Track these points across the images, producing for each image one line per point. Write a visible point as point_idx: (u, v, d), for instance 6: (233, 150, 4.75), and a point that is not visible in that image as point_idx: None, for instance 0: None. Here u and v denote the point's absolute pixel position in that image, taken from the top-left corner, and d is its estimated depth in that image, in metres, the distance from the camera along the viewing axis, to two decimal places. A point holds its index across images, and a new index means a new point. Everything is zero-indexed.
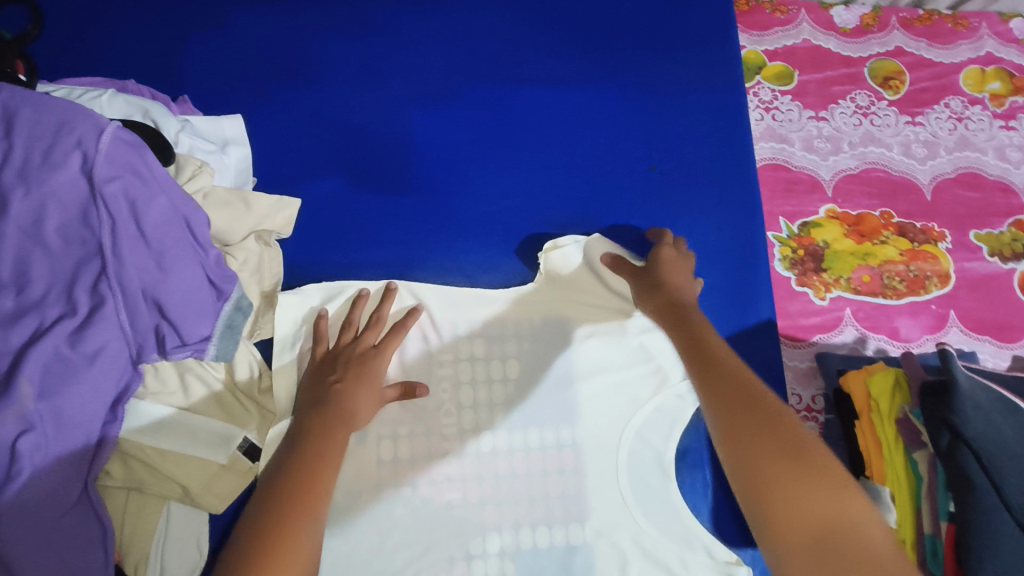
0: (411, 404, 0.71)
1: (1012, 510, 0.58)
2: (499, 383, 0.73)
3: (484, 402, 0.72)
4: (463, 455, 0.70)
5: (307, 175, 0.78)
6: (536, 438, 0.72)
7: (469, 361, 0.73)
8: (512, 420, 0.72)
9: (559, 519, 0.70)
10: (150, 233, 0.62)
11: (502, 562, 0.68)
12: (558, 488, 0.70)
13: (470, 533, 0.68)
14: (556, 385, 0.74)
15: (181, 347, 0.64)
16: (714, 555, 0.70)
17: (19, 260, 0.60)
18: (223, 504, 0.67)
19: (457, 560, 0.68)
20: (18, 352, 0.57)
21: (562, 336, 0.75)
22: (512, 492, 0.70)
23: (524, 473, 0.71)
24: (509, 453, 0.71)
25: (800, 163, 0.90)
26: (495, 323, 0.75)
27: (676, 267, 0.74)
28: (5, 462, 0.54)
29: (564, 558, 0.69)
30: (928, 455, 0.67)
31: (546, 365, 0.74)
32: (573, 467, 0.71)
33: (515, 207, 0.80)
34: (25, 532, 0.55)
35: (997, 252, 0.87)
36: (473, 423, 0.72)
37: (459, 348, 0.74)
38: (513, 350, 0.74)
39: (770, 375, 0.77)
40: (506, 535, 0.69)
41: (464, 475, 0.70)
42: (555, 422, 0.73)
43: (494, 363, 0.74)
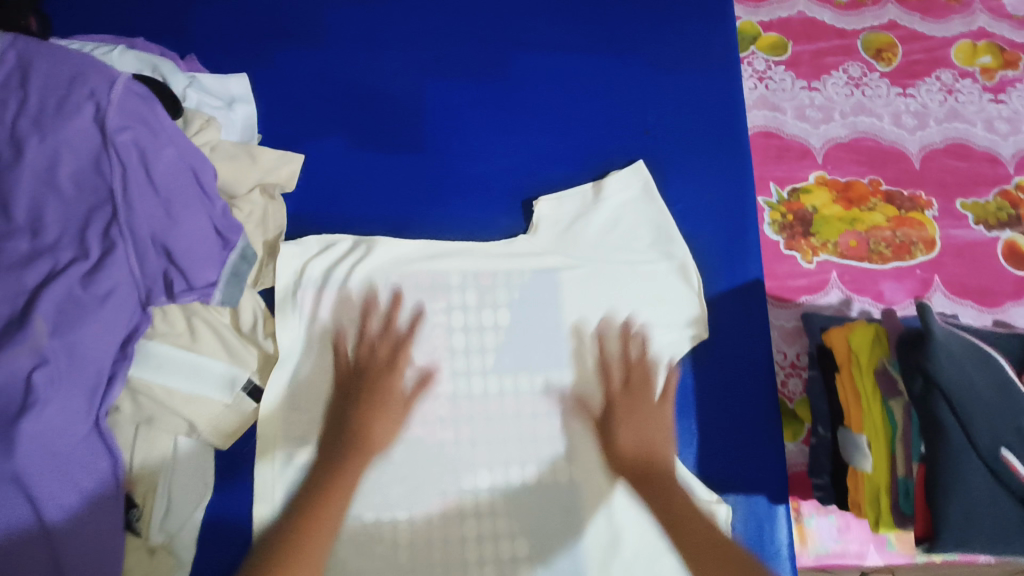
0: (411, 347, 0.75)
1: (980, 453, 0.56)
2: (490, 331, 0.76)
3: (476, 348, 0.75)
4: (456, 397, 0.74)
5: (310, 134, 0.81)
6: (526, 381, 0.75)
7: (461, 309, 0.76)
8: (503, 364, 0.75)
9: (547, 458, 0.73)
10: (159, 181, 0.65)
11: (493, 497, 0.72)
12: (546, 430, 0.74)
13: (461, 470, 0.72)
14: (544, 333, 0.76)
15: (187, 291, 0.66)
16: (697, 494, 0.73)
17: (33, 203, 0.63)
18: (229, 440, 0.70)
19: (448, 493, 0.71)
20: (32, 291, 0.61)
21: (550, 284, 0.77)
22: (503, 432, 0.73)
23: (515, 414, 0.74)
24: (499, 394, 0.74)
25: (792, 131, 0.91)
26: (486, 275, 0.77)
27: (642, 421, 0.74)
28: (22, 392, 0.58)
29: (551, 494, 0.72)
30: (904, 404, 0.63)
31: (538, 315, 0.77)
32: (561, 409, 0.74)
33: (512, 168, 0.82)
34: (44, 457, 0.58)
35: (983, 221, 0.90)
36: (465, 366, 0.75)
37: (451, 297, 0.76)
38: (504, 300, 0.77)
39: (757, 333, 0.79)
40: (495, 472, 0.72)
41: (456, 416, 0.73)
42: (544, 367, 0.75)
43: (485, 312, 0.76)
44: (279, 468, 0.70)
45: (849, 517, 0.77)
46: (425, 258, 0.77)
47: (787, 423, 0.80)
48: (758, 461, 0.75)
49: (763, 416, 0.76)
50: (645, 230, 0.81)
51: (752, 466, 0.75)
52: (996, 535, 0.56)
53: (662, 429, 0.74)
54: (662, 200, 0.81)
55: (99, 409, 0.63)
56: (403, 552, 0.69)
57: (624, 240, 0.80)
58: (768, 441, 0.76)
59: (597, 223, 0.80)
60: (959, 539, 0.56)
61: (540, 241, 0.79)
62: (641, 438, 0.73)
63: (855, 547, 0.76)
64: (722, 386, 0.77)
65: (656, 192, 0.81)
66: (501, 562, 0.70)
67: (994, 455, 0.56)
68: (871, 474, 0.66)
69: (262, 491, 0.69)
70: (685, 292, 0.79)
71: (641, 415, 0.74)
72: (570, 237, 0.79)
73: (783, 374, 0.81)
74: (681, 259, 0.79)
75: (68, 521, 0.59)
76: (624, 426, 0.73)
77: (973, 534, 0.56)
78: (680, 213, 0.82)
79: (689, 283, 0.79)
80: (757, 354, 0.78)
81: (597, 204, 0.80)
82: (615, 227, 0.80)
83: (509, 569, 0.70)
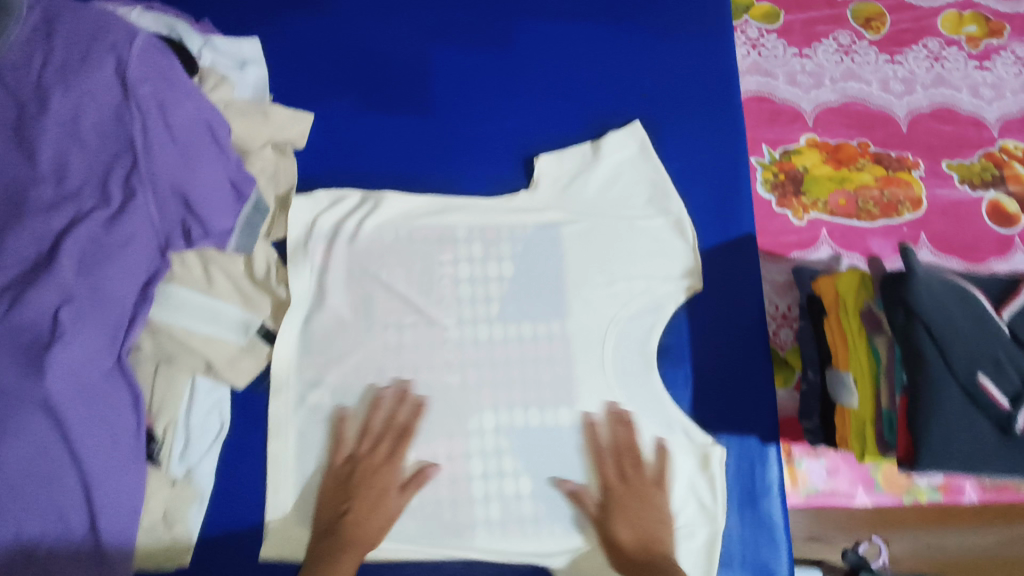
0: (419, 297, 0.78)
1: (957, 378, 0.60)
2: (495, 282, 0.79)
3: (481, 298, 0.79)
4: (463, 344, 0.77)
5: (319, 96, 0.84)
6: (529, 329, 0.78)
7: (467, 261, 0.79)
8: (507, 313, 0.78)
9: (549, 402, 0.76)
10: (177, 132, 0.68)
11: (497, 437, 0.75)
12: (549, 375, 0.77)
13: (468, 411, 0.76)
14: (545, 284, 0.79)
15: (204, 237, 0.70)
16: (691, 437, 0.77)
17: (58, 152, 0.66)
18: (245, 378, 0.73)
19: (455, 434, 0.75)
20: (57, 235, 0.64)
21: (551, 239, 0.81)
22: (507, 377, 0.77)
23: (519, 359, 0.77)
24: (504, 341, 0.77)
25: (783, 95, 0.94)
26: (491, 229, 0.81)
27: (641, 510, 0.73)
28: (49, 327, 0.61)
29: (552, 434, 0.76)
30: (887, 339, 0.67)
31: (540, 265, 0.80)
32: (563, 357, 0.78)
33: (514, 128, 0.85)
34: (72, 388, 0.61)
35: (968, 181, 0.93)
36: (471, 316, 0.78)
37: (458, 249, 0.80)
38: (508, 253, 0.80)
39: (749, 284, 0.82)
40: (500, 414, 0.76)
41: (462, 361, 0.77)
42: (547, 317, 0.78)
43: (490, 264, 0.80)
44: (293, 409, 0.75)
45: (839, 461, 0.81)
46: (431, 213, 0.80)
47: (778, 371, 0.84)
48: (747, 403, 0.78)
49: (754, 362, 0.80)
50: (642, 187, 0.84)
51: (742, 407, 0.78)
52: (972, 455, 0.59)
53: (660, 519, 0.73)
54: (658, 157, 0.85)
55: (121, 347, 0.66)
56: (413, 490, 0.73)
57: (621, 197, 0.83)
58: (760, 385, 0.79)
59: (596, 180, 0.83)
60: (936, 459, 0.59)
61: (540, 197, 0.82)
62: (641, 530, 0.72)
63: (841, 489, 0.80)
64: (716, 334, 0.80)
65: (653, 151, 0.84)
66: (504, 498, 0.74)
67: (971, 379, 0.60)
68: (857, 409, 0.69)
69: (279, 428, 0.74)
70: (682, 248, 0.82)
71: (639, 505, 0.74)
72: (569, 193, 0.83)
73: (775, 325, 0.85)
74: (676, 216, 0.83)
75: (96, 451, 0.62)
76: (624, 518, 0.73)
77: (950, 454, 0.59)
78: (676, 170, 0.85)
79: (685, 239, 0.82)
80: (751, 304, 0.81)
81: (596, 161, 0.84)
82: (614, 184, 0.83)
83: (513, 504, 0.74)
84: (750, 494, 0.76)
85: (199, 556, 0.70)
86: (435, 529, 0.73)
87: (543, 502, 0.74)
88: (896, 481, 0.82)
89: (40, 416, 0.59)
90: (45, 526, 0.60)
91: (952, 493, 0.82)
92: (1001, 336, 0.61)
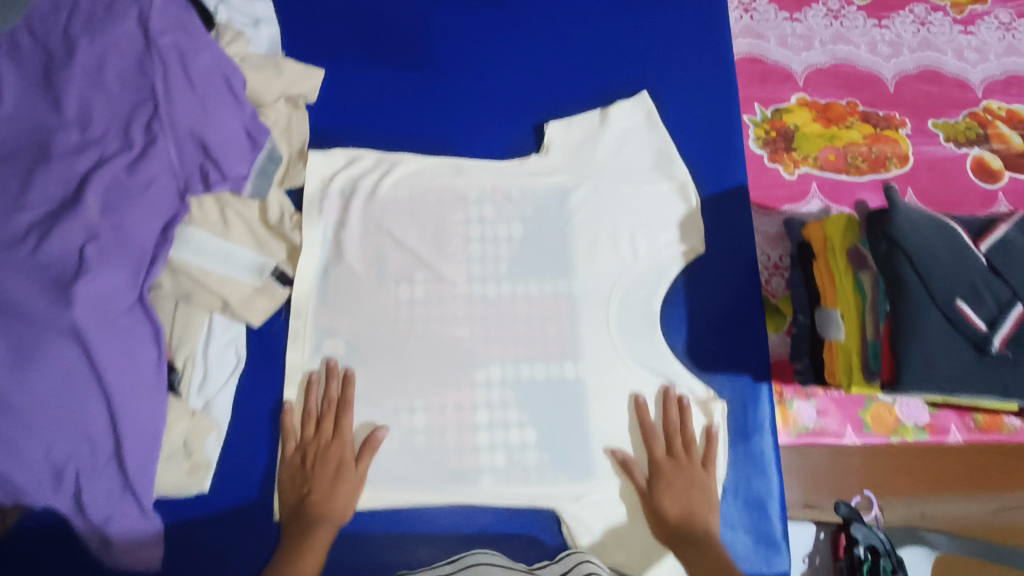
0: (430, 254, 0.81)
1: (937, 303, 0.63)
2: (504, 242, 0.82)
3: (491, 257, 0.81)
4: (472, 299, 0.80)
5: (327, 55, 0.87)
6: (536, 288, 0.81)
7: (479, 222, 0.82)
8: (515, 273, 0.81)
9: (555, 357, 0.79)
10: (196, 81, 0.71)
11: (503, 390, 0.77)
12: (555, 330, 0.79)
13: (476, 364, 0.78)
14: (555, 245, 0.82)
15: (221, 181, 0.73)
16: (693, 391, 0.80)
17: (82, 99, 0.69)
18: (260, 317, 0.76)
19: (463, 385, 0.77)
20: (83, 176, 0.67)
21: (559, 201, 0.84)
22: (515, 333, 0.79)
23: (526, 317, 0.80)
24: (512, 298, 0.80)
25: (775, 57, 0.98)
26: (502, 190, 0.83)
27: (686, 485, 0.75)
28: (76, 262, 0.64)
29: (557, 388, 0.78)
30: (871, 274, 0.70)
31: (548, 225, 0.83)
32: (568, 313, 0.80)
33: (517, 85, 0.88)
34: (98, 319, 0.64)
35: (953, 139, 0.96)
36: (481, 273, 0.81)
37: (471, 211, 0.82)
38: (518, 216, 0.83)
39: (742, 232, 0.86)
40: (507, 367, 0.78)
41: (472, 316, 0.79)
42: (553, 276, 0.81)
43: (500, 226, 0.82)
44: (308, 355, 0.77)
45: (827, 401, 0.85)
46: (436, 168, 0.83)
47: (770, 317, 0.87)
48: (740, 346, 0.82)
49: (747, 306, 0.83)
50: (648, 150, 0.86)
51: (737, 349, 0.82)
52: (950, 374, 0.63)
53: (707, 497, 0.75)
54: (663, 127, 0.87)
55: (143, 284, 0.70)
56: (421, 436, 0.76)
57: (628, 163, 0.86)
58: (754, 328, 0.83)
59: (604, 146, 0.86)
60: (917, 379, 0.63)
61: (552, 160, 0.85)
62: (686, 506, 0.73)
63: (831, 428, 0.84)
64: (710, 281, 0.84)
65: (659, 119, 0.87)
66: (510, 448, 0.76)
67: (949, 304, 0.63)
68: (844, 343, 0.72)
69: (294, 373, 0.76)
70: (684, 209, 0.85)
71: (685, 482, 0.75)
72: (580, 158, 0.85)
73: (767, 273, 0.88)
74: (680, 180, 0.85)
75: (123, 381, 0.65)
76: (670, 493, 0.74)
77: (930, 374, 0.63)
78: (671, 125, 0.88)
79: (686, 200, 0.85)
80: (743, 251, 0.85)
81: (603, 129, 0.86)
82: (621, 150, 0.86)
83: (518, 454, 0.76)
84: (744, 430, 0.80)
85: (215, 485, 0.73)
86: (441, 475, 0.75)
87: (547, 452, 0.77)
88: (885, 422, 0.85)
89: (70, 342, 0.63)
90: (74, 447, 0.63)
91: (938, 433, 0.86)
92: (978, 265, 0.65)
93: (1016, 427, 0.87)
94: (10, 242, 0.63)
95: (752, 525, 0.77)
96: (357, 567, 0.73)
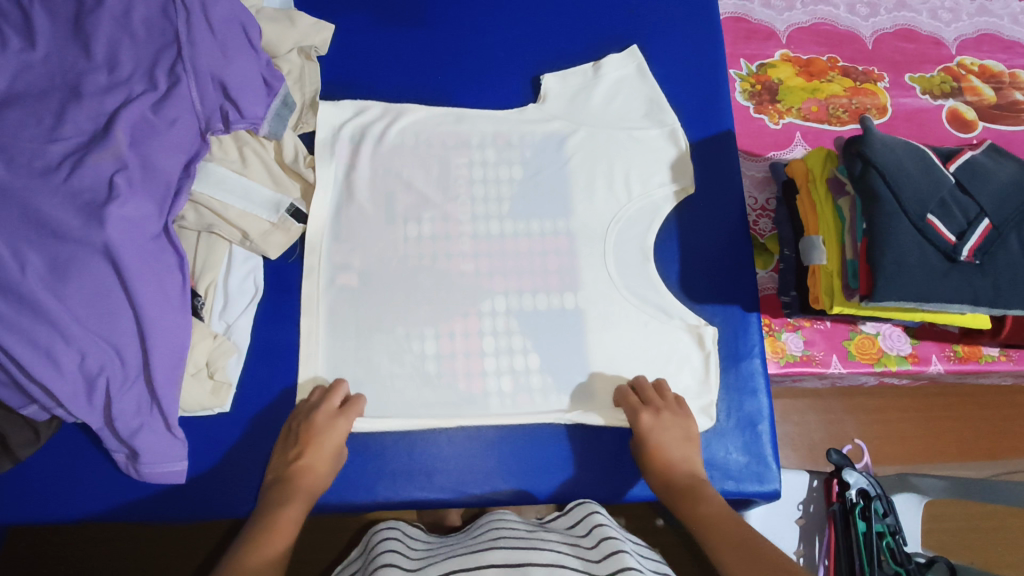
0: (436, 197, 0.85)
1: (908, 215, 0.68)
2: (506, 184, 0.87)
3: (493, 198, 0.86)
4: (476, 238, 0.84)
5: (338, 12, 0.92)
6: (536, 227, 0.85)
7: (481, 166, 0.87)
8: (517, 212, 0.86)
9: (555, 289, 0.83)
10: (216, 26, 0.75)
11: (507, 320, 0.82)
12: (555, 265, 0.84)
13: (481, 297, 0.82)
14: (554, 189, 0.87)
15: (239, 121, 0.76)
16: (687, 321, 0.84)
17: (111, 42, 0.73)
18: (277, 250, 0.81)
19: (470, 314, 0.81)
20: (111, 113, 0.71)
21: (555, 149, 0.89)
22: (516, 266, 0.83)
23: (527, 251, 0.84)
24: (514, 235, 0.85)
25: (759, 16, 1.03)
26: (503, 136, 0.88)
27: (664, 431, 0.75)
28: (105, 190, 0.68)
29: (558, 318, 0.82)
30: (849, 199, 0.77)
31: (544, 172, 0.87)
32: (567, 250, 0.85)
33: (514, 41, 0.94)
34: (127, 245, 0.68)
35: (929, 91, 1.01)
36: (484, 213, 0.85)
37: (473, 155, 0.87)
38: (518, 160, 0.88)
39: (729, 174, 0.91)
40: (511, 299, 0.82)
41: (477, 252, 0.84)
42: (553, 217, 0.86)
43: (502, 168, 0.87)
44: (323, 287, 0.82)
45: (815, 333, 0.90)
46: (440, 120, 0.88)
47: (758, 256, 0.93)
48: (728, 278, 0.87)
49: (736, 241, 0.88)
50: (640, 98, 0.92)
51: (727, 282, 0.86)
52: (923, 281, 0.67)
53: (682, 435, 0.76)
54: (653, 77, 0.92)
55: (168, 216, 0.73)
56: (430, 359, 0.80)
57: (621, 111, 0.91)
58: (740, 262, 0.88)
59: (598, 97, 0.91)
60: (892, 287, 0.67)
61: (549, 108, 0.90)
62: (669, 454, 0.74)
63: (818, 358, 0.89)
64: (700, 219, 0.89)
65: (649, 72, 0.92)
66: (515, 372, 0.81)
67: (919, 216, 0.68)
68: (825, 265, 0.77)
69: (310, 302, 0.81)
70: (675, 153, 0.90)
71: (659, 426, 0.76)
72: (576, 108, 0.90)
73: (755, 216, 0.94)
74: (670, 127, 0.90)
75: (149, 303, 0.69)
76: (659, 432, 0.75)
77: (903, 281, 0.68)
78: (661, 76, 0.94)
79: (677, 145, 0.90)
80: (730, 191, 0.90)
81: (597, 79, 0.91)
82: (614, 99, 0.91)
83: (523, 378, 0.81)
84: (734, 354, 0.85)
85: (234, 405, 0.78)
86: (451, 396, 0.79)
87: (551, 376, 0.81)
88: (870, 353, 0.90)
89: (102, 263, 0.67)
90: (104, 361, 0.68)
91: (921, 363, 0.90)
92: (947, 182, 0.70)
93: (995, 356, 0.91)
94: (45, 170, 0.68)
95: (745, 444, 0.82)
96: (368, 483, 0.77)
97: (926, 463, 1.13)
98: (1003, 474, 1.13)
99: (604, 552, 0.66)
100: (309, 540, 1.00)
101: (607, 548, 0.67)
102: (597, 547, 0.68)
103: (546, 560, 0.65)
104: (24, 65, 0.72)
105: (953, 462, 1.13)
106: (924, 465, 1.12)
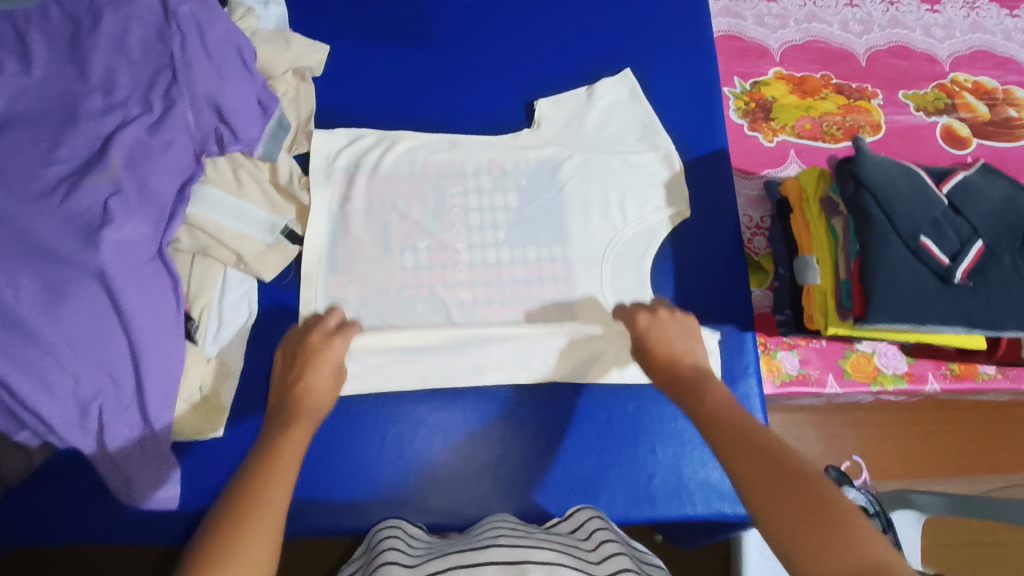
0: (431, 224, 0.85)
1: (901, 237, 0.68)
2: (501, 211, 0.87)
3: (489, 225, 0.86)
4: (473, 265, 0.84)
5: (332, 34, 0.93)
6: (532, 254, 0.85)
7: (477, 193, 0.87)
8: (514, 239, 0.86)
9: (553, 317, 0.83)
10: (211, 49, 0.76)
11: (506, 349, 0.82)
12: (551, 292, 0.84)
13: (479, 325, 0.82)
14: (550, 214, 0.87)
15: (235, 143, 0.78)
16: None
17: (107, 66, 0.74)
18: (272, 272, 0.81)
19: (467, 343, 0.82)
20: (107, 136, 0.71)
21: (549, 175, 0.89)
22: (514, 295, 0.84)
23: (524, 279, 0.84)
24: (511, 262, 0.85)
25: (752, 34, 1.04)
26: (498, 164, 0.88)
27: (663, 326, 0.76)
28: (100, 214, 0.68)
29: (556, 346, 0.82)
30: (842, 219, 0.78)
31: (540, 198, 0.88)
32: (564, 277, 0.85)
33: (508, 62, 0.94)
34: (123, 267, 0.68)
35: (923, 108, 1.02)
36: (481, 241, 0.85)
37: (468, 182, 0.87)
38: (512, 186, 0.88)
39: (722, 193, 0.91)
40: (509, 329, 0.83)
41: (474, 280, 0.84)
42: (549, 242, 0.86)
43: (497, 195, 0.87)
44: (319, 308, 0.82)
45: (811, 351, 0.90)
46: (435, 144, 0.89)
47: (752, 274, 0.93)
48: (724, 296, 0.87)
49: (731, 259, 0.88)
50: (633, 118, 0.92)
51: (723, 300, 0.86)
52: (916, 303, 0.68)
53: (681, 330, 0.76)
54: (646, 99, 0.93)
55: (162, 238, 0.73)
56: (427, 380, 0.80)
57: (616, 134, 0.91)
58: (736, 281, 0.88)
59: (591, 120, 0.91)
60: (885, 308, 0.68)
61: (544, 132, 0.90)
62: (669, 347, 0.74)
63: (814, 376, 0.89)
64: (695, 238, 0.89)
65: (643, 95, 0.92)
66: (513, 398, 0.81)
67: (913, 237, 0.68)
68: (820, 285, 0.78)
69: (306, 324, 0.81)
70: (669, 174, 0.90)
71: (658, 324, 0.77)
72: (571, 131, 0.91)
73: (750, 233, 0.94)
74: (664, 149, 0.90)
75: (143, 324, 0.69)
76: (659, 328, 0.76)
77: (895, 303, 0.68)
78: (655, 95, 0.94)
79: (671, 166, 0.90)
80: (724, 210, 0.90)
81: (590, 102, 0.91)
82: (608, 121, 0.91)
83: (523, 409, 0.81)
84: (731, 373, 0.85)
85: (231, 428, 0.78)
86: None
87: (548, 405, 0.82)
88: (866, 371, 0.90)
89: (96, 285, 0.67)
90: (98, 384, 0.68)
91: (916, 381, 0.90)
92: (939, 203, 0.70)
93: (991, 374, 0.91)
94: (42, 193, 0.66)
95: None
96: (365, 504, 0.77)
97: (925, 480, 1.12)
98: (1006, 488, 1.12)
99: (604, 555, 0.66)
100: (307, 559, 1.00)
101: (607, 551, 0.66)
102: (596, 549, 0.67)
103: (546, 556, 0.64)
104: (21, 88, 0.71)
105: (952, 479, 1.13)
106: (925, 483, 1.12)
